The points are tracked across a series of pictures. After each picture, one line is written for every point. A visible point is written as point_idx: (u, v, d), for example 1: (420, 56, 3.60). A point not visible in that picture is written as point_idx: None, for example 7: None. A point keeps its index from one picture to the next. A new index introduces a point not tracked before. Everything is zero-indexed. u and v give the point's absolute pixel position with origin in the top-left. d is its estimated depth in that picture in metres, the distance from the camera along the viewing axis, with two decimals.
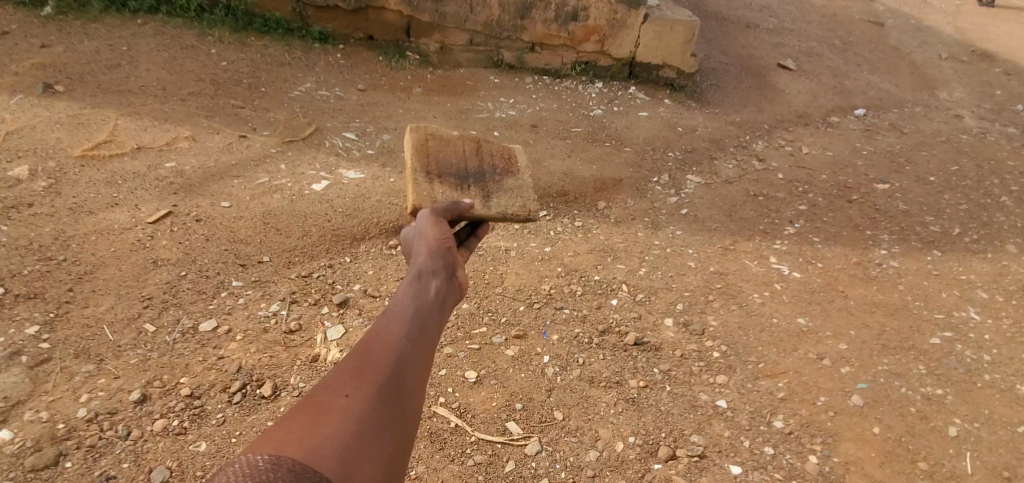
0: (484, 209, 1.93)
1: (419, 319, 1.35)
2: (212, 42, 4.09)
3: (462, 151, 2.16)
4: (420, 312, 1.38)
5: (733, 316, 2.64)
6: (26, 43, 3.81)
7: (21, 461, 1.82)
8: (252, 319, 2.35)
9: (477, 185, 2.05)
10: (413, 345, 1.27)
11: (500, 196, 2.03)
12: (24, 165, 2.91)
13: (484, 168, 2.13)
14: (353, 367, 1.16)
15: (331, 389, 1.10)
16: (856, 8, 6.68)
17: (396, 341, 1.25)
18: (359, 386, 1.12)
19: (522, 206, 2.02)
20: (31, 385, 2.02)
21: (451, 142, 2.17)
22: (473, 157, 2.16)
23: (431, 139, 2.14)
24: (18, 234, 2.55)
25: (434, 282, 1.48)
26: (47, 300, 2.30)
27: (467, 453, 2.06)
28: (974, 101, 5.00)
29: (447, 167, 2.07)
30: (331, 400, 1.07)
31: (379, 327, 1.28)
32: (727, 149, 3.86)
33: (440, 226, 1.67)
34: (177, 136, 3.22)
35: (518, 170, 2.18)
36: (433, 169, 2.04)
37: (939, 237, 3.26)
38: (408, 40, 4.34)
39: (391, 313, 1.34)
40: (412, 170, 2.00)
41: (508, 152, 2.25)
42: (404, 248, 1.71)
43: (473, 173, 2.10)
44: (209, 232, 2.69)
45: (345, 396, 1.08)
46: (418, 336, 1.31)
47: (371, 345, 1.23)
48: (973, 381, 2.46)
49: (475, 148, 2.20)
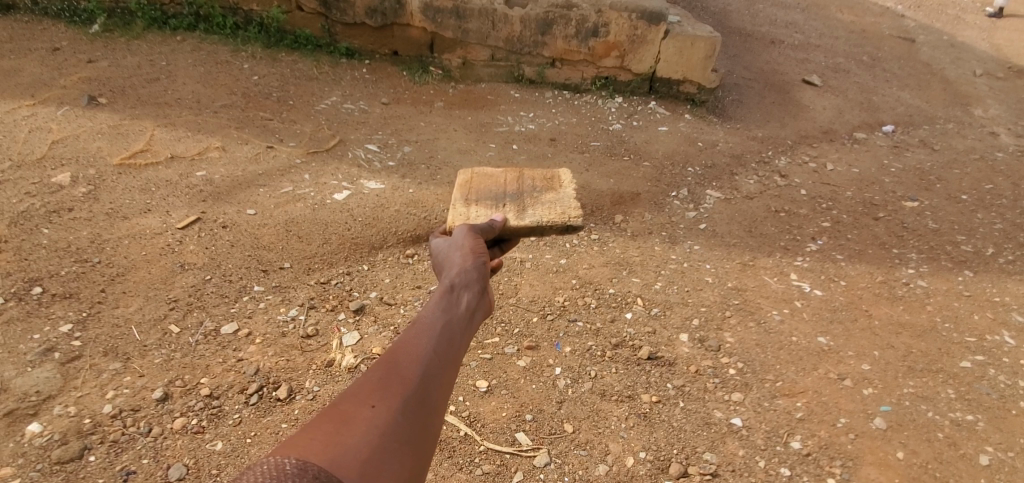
0: (518, 221, 1.99)
1: (447, 331, 1.35)
2: (245, 57, 4.25)
3: (504, 180, 2.25)
4: (450, 324, 1.38)
5: (750, 333, 2.63)
6: (74, 58, 4.03)
7: (49, 453, 1.91)
8: (271, 323, 2.43)
9: (515, 202, 2.11)
10: (441, 358, 1.26)
11: (537, 208, 2.08)
12: (66, 173, 3.07)
13: (523, 189, 2.20)
14: (379, 378, 1.15)
15: (356, 398, 1.09)
16: (886, 24, 6.61)
17: (423, 353, 1.25)
18: (385, 398, 1.11)
19: (559, 214, 2.03)
20: (62, 381, 2.13)
21: (495, 177, 2.28)
22: (513, 182, 2.24)
23: (476, 177, 2.28)
24: (57, 238, 2.69)
25: (465, 296, 1.50)
26: (81, 300, 2.42)
27: (476, 462, 2.09)
28: (1010, 118, 4.89)
29: (485, 193, 2.17)
30: (357, 410, 1.06)
31: (406, 339, 1.28)
32: (749, 165, 3.84)
33: (475, 243, 1.72)
34: (208, 146, 3.36)
35: (561, 188, 2.20)
36: (471, 197, 2.16)
37: (971, 257, 3.20)
38: (432, 55, 4.45)
39: (419, 324, 1.34)
40: (453, 199, 2.15)
41: (552, 173, 2.30)
42: (435, 261, 1.75)
43: (512, 194, 2.17)
44: (234, 239, 2.79)
45: (371, 407, 1.08)
46: (446, 350, 1.30)
47: (398, 356, 1.22)
48: (1007, 408, 2.40)
49: (516, 176, 2.28)
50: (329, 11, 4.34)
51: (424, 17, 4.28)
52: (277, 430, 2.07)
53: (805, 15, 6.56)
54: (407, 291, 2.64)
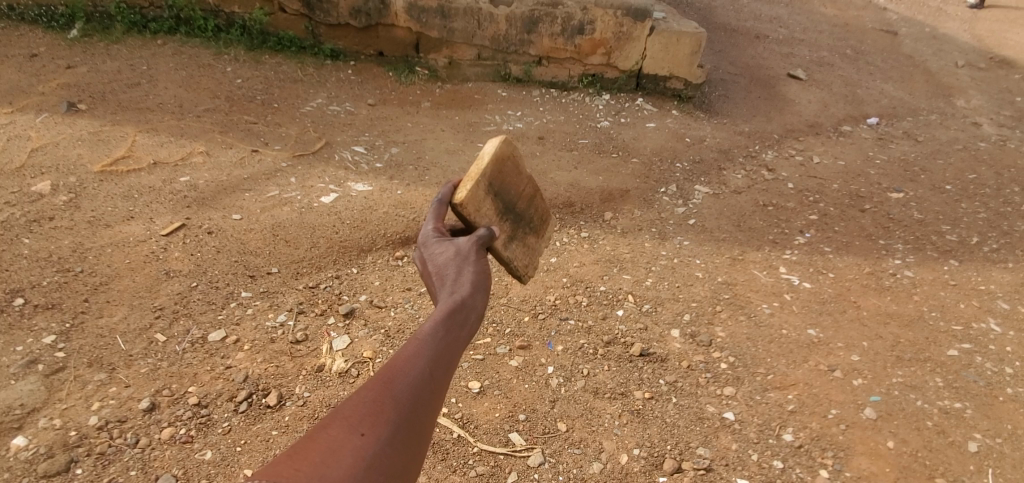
0: (501, 247, 1.76)
1: (448, 350, 1.25)
2: (228, 60, 4.21)
3: (523, 190, 1.92)
4: (447, 343, 1.25)
5: (742, 327, 2.64)
6: (53, 64, 3.97)
7: (35, 466, 1.89)
8: (259, 329, 2.40)
9: (512, 221, 1.84)
10: (434, 384, 1.17)
11: (517, 244, 1.85)
12: (46, 181, 3.02)
13: (524, 215, 1.91)
14: (373, 400, 1.07)
15: (346, 421, 1.02)
16: (869, 17, 6.66)
17: (419, 374, 1.15)
18: (377, 425, 1.04)
19: (528, 265, 1.87)
20: (47, 393, 2.10)
21: (522, 175, 1.93)
22: (524, 199, 1.93)
23: (510, 161, 1.90)
24: (39, 247, 2.65)
25: (472, 311, 1.35)
26: (64, 311, 2.39)
27: (469, 464, 2.08)
28: (992, 108, 4.94)
29: (504, 190, 1.83)
30: (346, 437, 0.99)
31: (403, 355, 1.18)
32: (736, 159, 3.86)
33: (477, 253, 1.52)
34: (192, 151, 3.32)
35: (546, 239, 2.03)
36: (493, 184, 1.80)
37: (956, 246, 3.23)
38: (417, 56, 4.42)
39: (418, 341, 1.22)
40: (476, 171, 1.77)
41: (548, 216, 2.06)
42: (423, 257, 1.53)
43: (516, 213, 1.88)
44: (220, 244, 2.76)
45: (360, 435, 1.00)
46: (442, 372, 1.20)
47: (395, 376, 1.13)
48: (994, 394, 2.43)
49: (531, 194, 1.97)
50: (313, 12, 4.32)
51: (409, 17, 4.26)
52: (268, 437, 2.05)
53: (789, 10, 6.59)
54: (397, 294, 2.62)
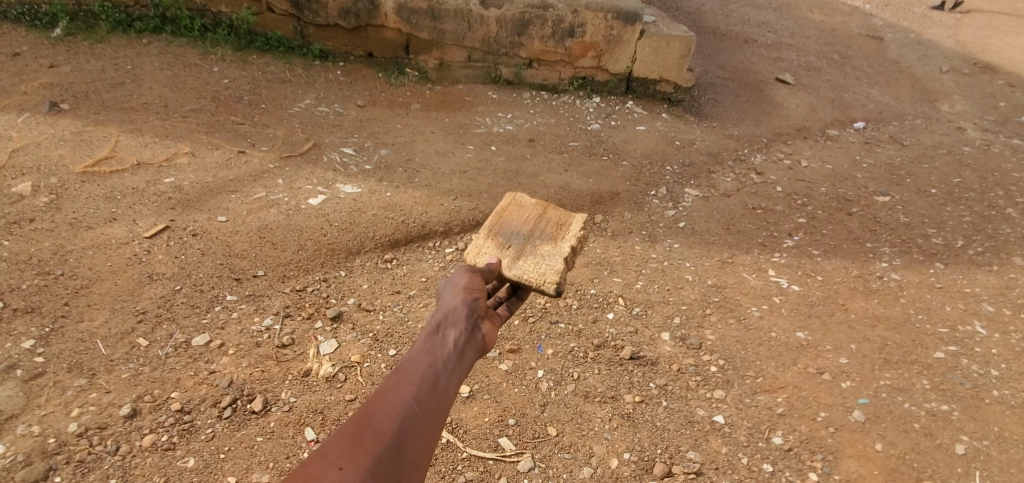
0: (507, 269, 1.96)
1: (432, 377, 1.33)
2: (214, 60, 4.16)
3: (528, 216, 2.20)
4: (432, 370, 1.34)
5: (731, 330, 2.63)
6: (35, 64, 3.91)
7: (12, 474, 1.84)
8: (244, 334, 2.37)
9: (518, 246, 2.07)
10: (419, 412, 1.23)
11: (526, 260, 2.00)
12: (27, 182, 2.97)
13: (534, 233, 2.13)
14: (352, 434, 1.13)
15: (326, 457, 1.06)
16: (856, 23, 6.72)
17: (402, 406, 1.21)
18: (356, 457, 1.08)
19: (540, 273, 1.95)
20: (25, 399, 2.05)
21: (526, 207, 2.24)
22: (532, 224, 2.17)
23: (511, 204, 2.25)
24: (18, 250, 2.60)
25: (455, 336, 1.48)
26: (44, 314, 2.34)
27: (458, 469, 2.06)
28: (976, 113, 5.00)
29: (507, 228, 2.15)
30: (325, 470, 1.03)
31: (385, 389, 1.25)
32: (725, 163, 3.87)
33: (472, 277, 1.73)
34: (177, 152, 3.27)
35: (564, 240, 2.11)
36: (493, 229, 2.14)
37: (941, 250, 3.25)
38: (407, 57, 4.41)
39: (401, 376, 1.30)
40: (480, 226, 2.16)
41: (570, 222, 2.21)
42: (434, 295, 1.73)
43: (523, 236, 2.11)
44: (205, 247, 2.71)
45: (339, 469, 1.04)
46: (427, 399, 1.26)
47: (374, 409, 1.19)
48: (980, 397, 2.44)
49: (540, 215, 2.21)
50: (302, 12, 4.29)
51: (399, 19, 4.24)
52: (253, 443, 2.02)
53: (777, 14, 6.63)
54: (386, 297, 2.60)
